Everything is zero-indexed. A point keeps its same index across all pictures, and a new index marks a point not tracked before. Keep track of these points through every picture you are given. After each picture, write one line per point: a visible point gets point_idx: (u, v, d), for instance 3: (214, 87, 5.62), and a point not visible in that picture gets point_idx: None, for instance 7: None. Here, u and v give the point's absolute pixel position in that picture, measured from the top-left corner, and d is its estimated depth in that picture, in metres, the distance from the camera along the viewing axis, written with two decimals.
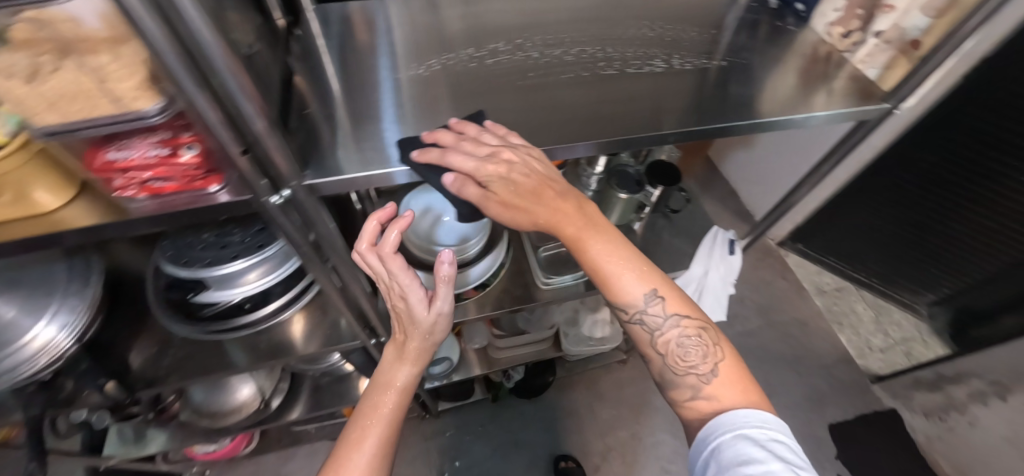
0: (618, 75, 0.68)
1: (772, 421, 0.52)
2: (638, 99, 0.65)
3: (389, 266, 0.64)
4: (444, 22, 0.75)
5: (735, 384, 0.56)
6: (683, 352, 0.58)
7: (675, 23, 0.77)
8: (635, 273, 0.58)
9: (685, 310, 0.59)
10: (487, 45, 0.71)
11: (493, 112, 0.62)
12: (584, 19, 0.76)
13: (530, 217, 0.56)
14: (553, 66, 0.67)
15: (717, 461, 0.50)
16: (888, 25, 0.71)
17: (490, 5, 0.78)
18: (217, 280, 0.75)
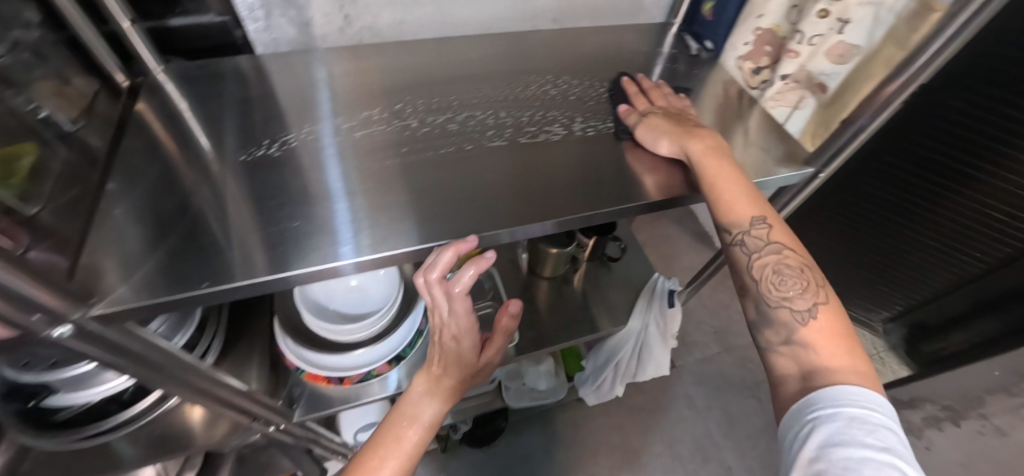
0: (507, 145, 0.59)
1: (881, 403, 0.42)
2: (529, 174, 0.57)
3: (452, 305, 0.59)
4: (319, 80, 0.64)
5: (836, 338, 0.47)
6: (781, 283, 0.50)
7: (584, 79, 0.69)
8: (747, 195, 0.54)
9: (787, 244, 0.52)
10: (363, 110, 0.62)
11: (358, 200, 0.52)
12: (479, 74, 0.67)
13: (665, 129, 0.59)
14: (432, 139, 0.59)
15: (814, 434, 0.41)
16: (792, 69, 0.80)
17: (376, 57, 0.68)
18: (69, 383, 0.63)
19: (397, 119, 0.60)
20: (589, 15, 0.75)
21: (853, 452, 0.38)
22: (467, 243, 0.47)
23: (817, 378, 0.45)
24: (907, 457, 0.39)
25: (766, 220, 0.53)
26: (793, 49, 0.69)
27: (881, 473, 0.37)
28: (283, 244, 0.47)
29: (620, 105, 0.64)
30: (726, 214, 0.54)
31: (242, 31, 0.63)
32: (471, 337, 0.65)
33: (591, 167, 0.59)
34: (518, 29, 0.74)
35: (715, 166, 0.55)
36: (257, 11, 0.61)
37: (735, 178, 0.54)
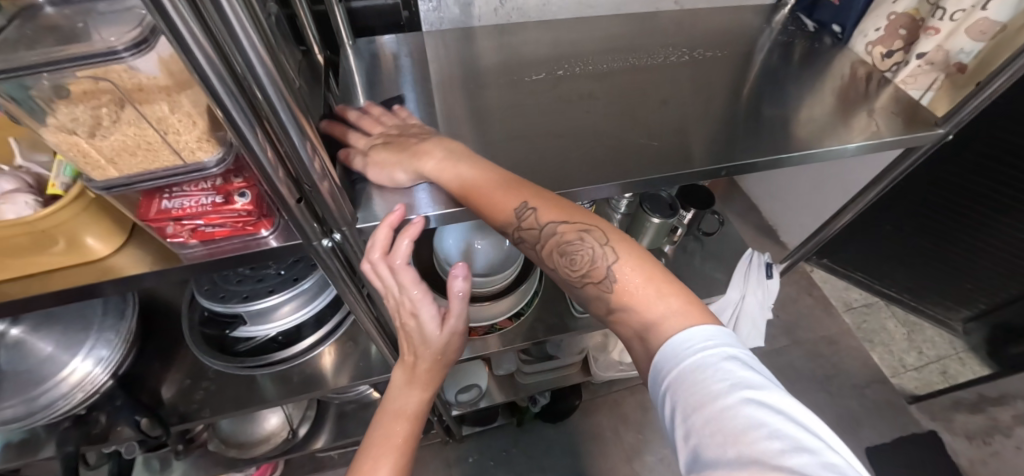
0: (657, 108, 0.68)
1: (719, 335, 0.41)
2: (678, 130, 0.65)
3: (397, 278, 0.54)
4: (479, 53, 0.74)
5: (654, 280, 0.46)
6: (570, 260, 0.49)
7: (714, 50, 0.77)
8: (502, 188, 0.52)
9: (563, 219, 0.50)
10: (524, 77, 0.71)
11: (532, 151, 0.61)
12: (619, 48, 0.75)
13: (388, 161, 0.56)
14: (589, 102, 0.68)
15: (673, 403, 0.39)
16: (932, 47, 0.71)
17: (525, 34, 0.77)
18: (253, 315, 0.74)
19: (560, 85, 0.70)
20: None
21: (707, 408, 0.36)
22: (415, 226, 0.52)
23: (659, 330, 0.43)
24: (761, 381, 0.38)
25: (530, 205, 0.51)
26: (928, 30, 0.71)
27: (740, 418, 0.35)
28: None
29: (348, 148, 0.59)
30: (492, 219, 0.52)
31: (409, 12, 0.73)
32: (430, 308, 0.59)
33: (732, 130, 0.66)
34: (643, 9, 0.80)
35: (480, 180, 0.53)
36: None
37: (489, 182, 0.52)
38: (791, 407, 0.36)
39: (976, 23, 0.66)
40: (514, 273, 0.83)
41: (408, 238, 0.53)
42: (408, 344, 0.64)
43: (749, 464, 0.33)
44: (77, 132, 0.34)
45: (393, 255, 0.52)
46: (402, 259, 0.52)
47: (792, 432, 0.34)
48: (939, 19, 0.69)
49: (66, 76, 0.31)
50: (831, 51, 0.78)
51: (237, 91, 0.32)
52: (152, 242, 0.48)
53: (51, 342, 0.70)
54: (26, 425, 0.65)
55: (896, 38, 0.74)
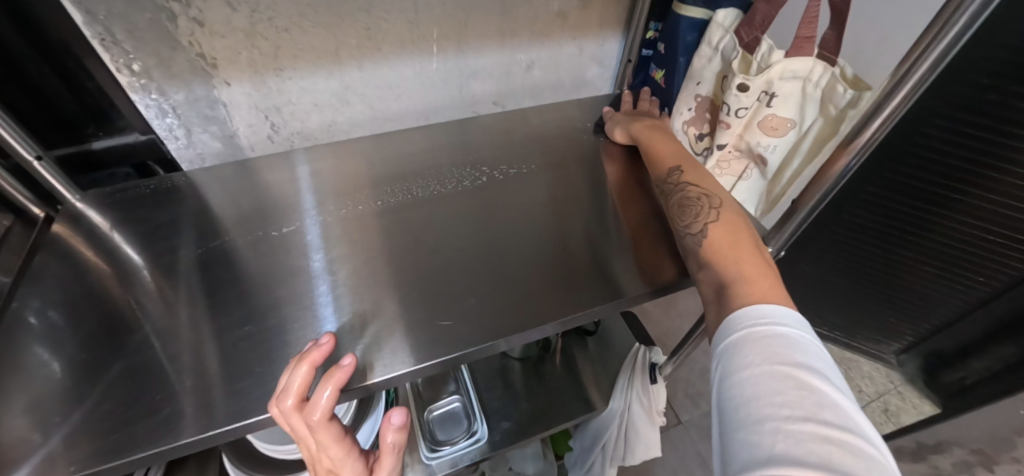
0: (480, 239, 0.56)
1: (784, 313, 0.37)
2: (499, 269, 0.52)
3: (314, 435, 0.38)
4: (255, 185, 0.61)
5: (736, 248, 0.44)
6: (682, 212, 0.50)
7: (531, 163, 0.66)
8: (673, 151, 0.58)
9: (700, 183, 0.52)
10: (310, 213, 0.58)
11: (290, 320, 0.47)
12: (436, 167, 0.64)
13: (622, 120, 0.67)
14: (388, 242, 0.55)
15: (717, 367, 0.37)
16: (731, 138, 0.57)
17: (318, 156, 0.64)
18: None
19: (331, 232, 0.56)
20: (529, 94, 0.72)
21: (738, 374, 0.34)
22: (342, 371, 0.38)
23: (727, 292, 0.41)
24: (816, 364, 0.34)
25: (682, 168, 0.55)
26: (722, 122, 0.56)
27: (763, 385, 0.33)
28: (163, 398, 0.40)
29: (607, 108, 0.72)
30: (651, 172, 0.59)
31: (165, 149, 0.58)
32: (356, 460, 0.41)
33: (532, 268, 0.53)
34: (455, 118, 0.70)
35: (654, 141, 0.61)
36: (175, 129, 0.56)
37: (665, 140, 0.60)
38: (846, 405, 0.31)
39: (764, 120, 0.51)
40: None
41: (329, 386, 0.38)
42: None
43: (755, 426, 0.31)
44: None
45: (308, 410, 0.37)
46: (322, 417, 0.37)
47: (821, 413, 0.30)
48: (726, 114, 0.55)
49: None
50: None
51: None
52: None
53: None
54: None
55: (705, 122, 0.61)
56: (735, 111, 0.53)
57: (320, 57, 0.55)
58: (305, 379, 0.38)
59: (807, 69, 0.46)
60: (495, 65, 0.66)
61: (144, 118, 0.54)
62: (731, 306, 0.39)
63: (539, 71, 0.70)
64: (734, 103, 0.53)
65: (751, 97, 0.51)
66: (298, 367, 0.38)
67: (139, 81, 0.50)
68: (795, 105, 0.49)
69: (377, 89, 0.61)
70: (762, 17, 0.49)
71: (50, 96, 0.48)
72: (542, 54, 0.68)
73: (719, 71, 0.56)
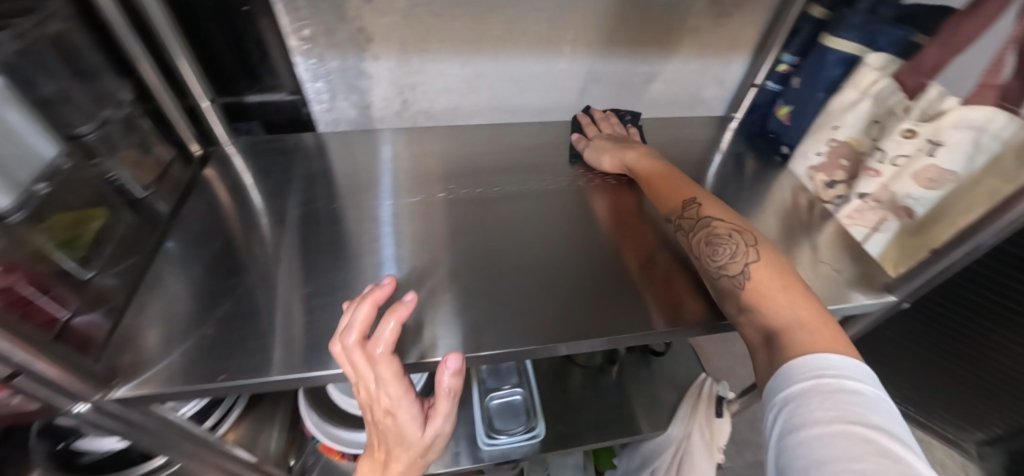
0: (584, 241, 0.56)
1: (852, 368, 0.32)
2: (600, 270, 0.53)
3: (376, 370, 0.38)
4: (376, 157, 0.64)
5: (788, 291, 0.39)
6: (714, 252, 0.44)
7: (637, 174, 0.67)
8: (678, 182, 0.53)
9: (724, 217, 0.47)
10: (426, 192, 0.61)
11: (405, 284, 0.50)
12: (542, 164, 0.66)
13: (608, 148, 0.62)
14: (498, 228, 0.57)
15: (775, 424, 0.31)
16: (875, 187, 0.55)
17: (434, 137, 0.68)
18: None
19: (437, 213, 0.58)
20: (643, 106, 0.72)
21: (802, 431, 0.29)
22: (404, 306, 0.39)
23: (782, 341, 0.35)
24: (893, 426, 0.28)
25: (698, 200, 0.50)
26: (868, 170, 0.55)
27: (833, 447, 0.27)
28: (290, 338, 0.45)
29: (573, 134, 0.67)
30: (664, 206, 0.52)
31: (308, 109, 0.64)
32: (411, 404, 0.40)
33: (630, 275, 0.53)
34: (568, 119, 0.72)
35: (658, 171, 0.56)
36: (323, 93, 0.61)
37: (667, 171, 0.55)
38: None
39: (920, 169, 0.50)
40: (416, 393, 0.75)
41: (393, 319, 0.40)
42: (380, 437, 0.44)
43: None
44: None
45: (374, 341, 0.39)
46: (385, 349, 0.38)
47: None
48: (878, 160, 0.53)
49: None
50: (776, 173, 0.68)
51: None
52: None
53: None
54: None
55: (838, 168, 0.60)
56: (892, 158, 0.52)
57: (462, 46, 0.59)
58: (369, 311, 0.39)
59: (986, 118, 0.44)
60: (618, 74, 0.67)
61: (301, 80, 0.59)
62: (781, 357, 0.34)
63: (659, 85, 0.70)
64: (893, 149, 0.52)
65: (915, 144, 0.50)
66: (364, 302, 0.39)
67: (306, 46, 0.55)
68: (963, 155, 0.46)
69: (504, 81, 0.64)
70: (933, 65, 0.49)
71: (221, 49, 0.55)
72: (667, 68, 0.68)
73: (870, 115, 0.55)
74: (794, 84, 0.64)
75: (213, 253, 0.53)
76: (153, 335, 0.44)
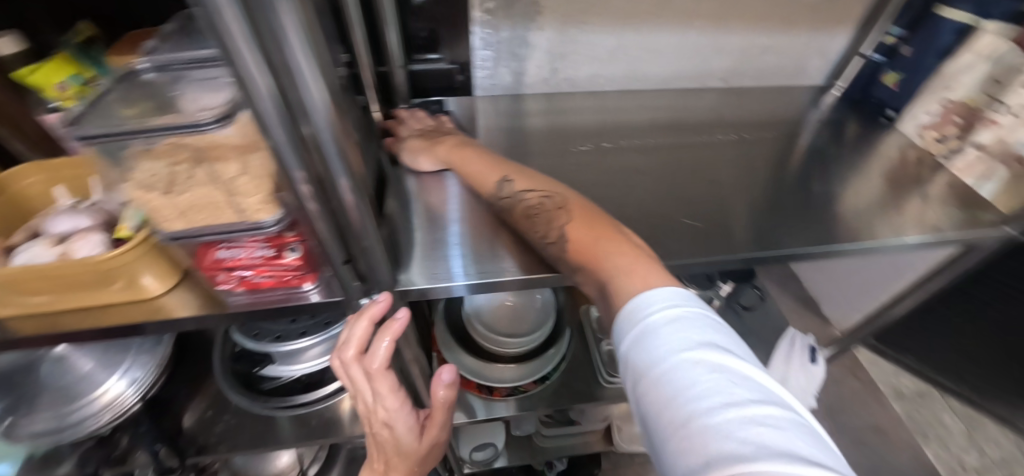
0: (723, 185, 0.65)
1: (667, 297, 0.37)
2: (741, 205, 0.62)
3: (374, 386, 0.50)
4: (525, 116, 0.73)
5: (602, 243, 0.45)
6: (535, 224, 0.51)
7: (760, 133, 0.75)
8: (494, 164, 0.60)
9: (536, 186, 0.54)
10: (580, 145, 0.69)
11: None
12: (669, 124, 0.75)
13: (418, 147, 0.65)
14: (646, 172, 0.66)
15: (629, 371, 0.35)
16: (992, 138, 0.63)
17: (573, 100, 0.76)
18: (282, 356, 0.74)
19: (601, 162, 0.67)
20: (755, 76, 0.80)
21: (650, 375, 0.33)
22: (398, 324, 0.48)
23: (610, 291, 0.41)
24: (712, 339, 0.34)
25: (509, 176, 0.57)
26: (987, 121, 0.63)
27: (676, 380, 0.31)
28: (500, 253, 0.56)
29: (385, 138, 0.68)
30: (481, 192, 0.59)
31: (465, 76, 0.72)
32: (408, 415, 0.54)
33: (769, 211, 0.62)
34: (687, 88, 0.80)
35: (463, 158, 0.62)
36: (489, 60, 0.71)
37: (482, 155, 0.61)
38: (752, 376, 0.32)
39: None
40: (541, 338, 0.83)
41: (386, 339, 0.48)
42: (378, 447, 0.58)
43: (681, 430, 0.29)
44: (155, 189, 0.37)
45: (370, 359, 0.48)
46: (380, 365, 0.48)
47: (732, 394, 0.30)
48: (997, 111, 0.61)
49: (154, 137, 0.34)
50: (881, 133, 0.76)
51: (286, 127, 0.30)
52: (171, 260, 0.49)
53: (91, 358, 0.78)
54: (59, 438, 0.73)
55: (950, 124, 0.68)
56: (1012, 109, 0.60)
57: (615, 19, 0.67)
58: (363, 340, 0.48)
59: None
60: (739, 45, 0.75)
61: (472, 47, 0.69)
62: (617, 302, 0.39)
63: (771, 56, 0.78)
64: (1014, 100, 0.59)
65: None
66: (350, 326, 0.47)
67: (487, 17, 0.65)
68: None
69: (643, 50, 0.72)
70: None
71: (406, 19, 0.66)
72: (782, 40, 0.76)
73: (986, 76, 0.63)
74: (904, 53, 0.71)
75: (415, 193, 0.63)
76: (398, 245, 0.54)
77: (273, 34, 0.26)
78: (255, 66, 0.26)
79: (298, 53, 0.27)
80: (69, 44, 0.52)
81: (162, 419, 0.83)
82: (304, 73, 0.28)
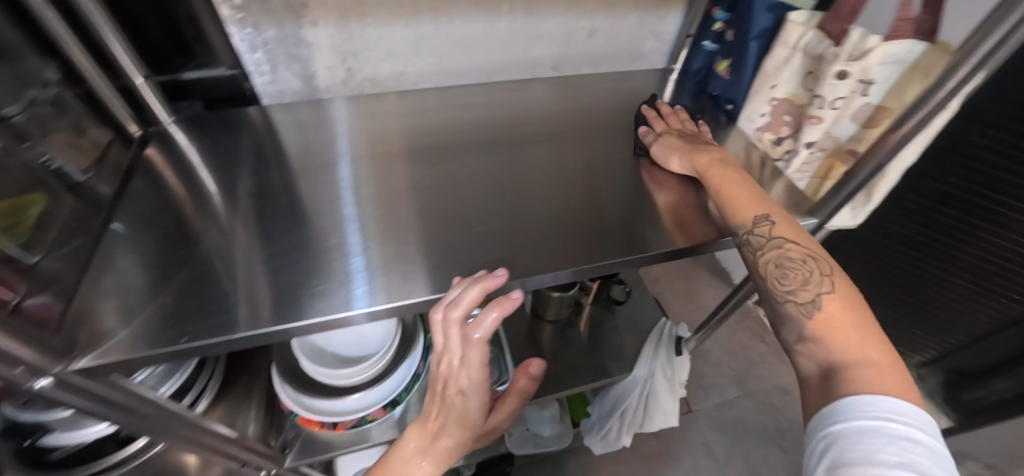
0: (534, 190, 0.60)
1: (915, 416, 0.34)
2: (542, 211, 0.58)
3: (464, 354, 0.50)
4: (329, 126, 0.66)
5: (858, 328, 0.40)
6: (781, 275, 0.45)
7: (587, 125, 0.70)
8: (751, 195, 0.51)
9: (796, 239, 0.46)
10: (373, 163, 0.62)
11: (369, 243, 0.53)
12: (492, 123, 0.68)
13: (680, 147, 0.60)
14: (451, 182, 0.60)
15: (833, 452, 0.34)
16: (819, 135, 0.57)
17: (383, 103, 0.68)
18: (62, 424, 0.63)
19: (400, 174, 0.61)
20: (586, 62, 0.75)
21: (866, 470, 0.31)
22: (511, 302, 0.46)
23: (840, 374, 0.37)
24: None
25: (770, 217, 0.48)
26: (810, 118, 0.56)
27: None
28: (247, 299, 0.47)
29: (641, 127, 0.66)
30: (728, 216, 0.51)
31: (250, 84, 0.65)
32: (483, 391, 0.55)
33: (582, 220, 0.57)
34: (518, 79, 0.74)
35: (723, 174, 0.54)
36: (263, 64, 0.62)
37: (745, 182, 0.52)
38: None
39: (858, 109, 0.52)
40: (388, 358, 0.77)
41: (492, 313, 0.48)
42: (439, 411, 0.57)
43: None
44: None
45: (474, 329, 0.48)
46: (480, 336, 0.48)
47: None
48: (819, 107, 0.54)
49: None
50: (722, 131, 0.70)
51: None
52: None
53: None
54: None
55: (783, 125, 0.62)
56: (830, 102, 0.53)
57: (401, 10, 0.59)
58: (482, 316, 0.48)
59: (908, 52, 0.46)
60: (559, 31, 0.69)
61: (237, 50, 0.60)
62: (839, 389, 0.36)
63: (599, 40, 0.72)
64: (830, 93, 0.52)
65: (848, 85, 0.50)
66: (467, 301, 0.45)
67: (239, 14, 0.56)
68: (893, 88, 0.49)
69: (448, 43, 0.65)
70: (850, 10, 0.49)
71: (143, 26, 0.54)
72: (606, 23, 0.70)
73: (802, 68, 0.56)
74: (729, 37, 0.66)
75: (167, 224, 0.53)
76: (135, 307, 0.44)
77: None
78: None
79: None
80: None
81: None
82: None
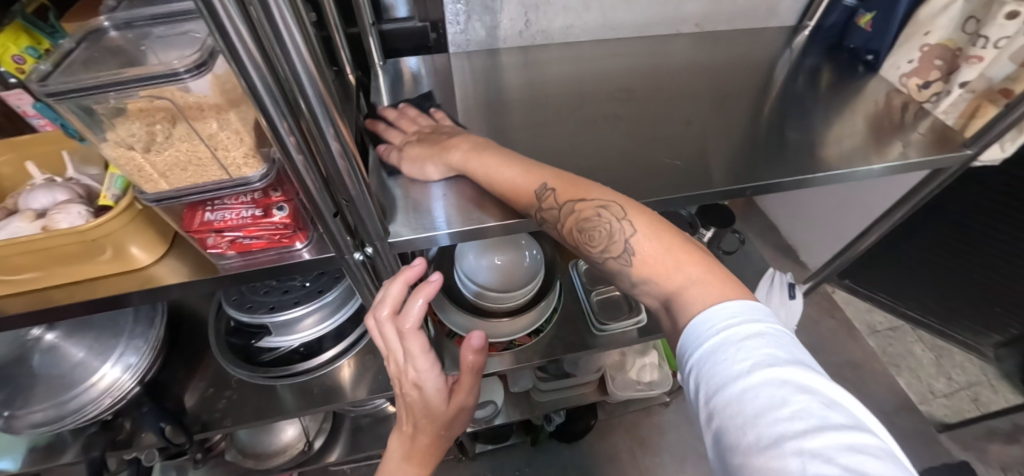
0: (698, 124, 0.66)
1: (750, 310, 0.35)
2: (712, 140, 0.64)
3: (406, 346, 0.51)
4: (502, 71, 0.74)
5: (672, 250, 0.41)
6: (590, 238, 0.45)
7: (732, 74, 0.76)
8: (524, 169, 0.50)
9: (581, 195, 0.46)
10: (547, 101, 0.69)
11: (567, 161, 0.60)
12: (645, 70, 0.75)
13: (420, 154, 0.57)
14: (618, 116, 0.67)
15: (698, 384, 0.33)
16: (975, 75, 0.63)
17: (547, 52, 0.77)
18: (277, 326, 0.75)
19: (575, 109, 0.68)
20: (725, 19, 0.81)
21: (726, 390, 0.30)
22: (431, 285, 0.48)
23: (676, 300, 0.38)
24: (796, 358, 0.31)
25: (549, 184, 0.48)
26: (970, 58, 0.64)
27: (766, 396, 0.29)
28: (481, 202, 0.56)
29: (379, 146, 0.61)
30: (515, 202, 0.50)
31: (438, 34, 0.74)
32: (438, 378, 0.54)
33: (747, 148, 0.63)
34: (662, 34, 0.81)
35: (471, 159, 0.54)
36: (460, 15, 0.72)
37: (505, 163, 0.51)
38: (842, 400, 0.29)
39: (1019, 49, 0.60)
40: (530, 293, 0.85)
41: (421, 297, 0.49)
42: (409, 415, 0.58)
43: (773, 448, 0.27)
44: (132, 148, 0.36)
45: (404, 319, 0.49)
46: (413, 322, 0.49)
47: (828, 419, 0.27)
48: (980, 47, 0.63)
49: (123, 96, 0.34)
50: (861, 79, 0.76)
51: (274, 95, 0.31)
52: (157, 227, 0.49)
53: (83, 347, 0.70)
54: (55, 429, 0.66)
55: (932, 69, 0.68)
56: (994, 41, 0.61)
57: None
58: (410, 300, 0.49)
59: None
60: None
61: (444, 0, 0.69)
62: (680, 320, 0.37)
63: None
64: (996, 33, 0.61)
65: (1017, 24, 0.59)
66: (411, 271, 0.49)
67: None
68: None
69: None
70: None
71: None
72: None
73: (962, 14, 0.65)
74: None
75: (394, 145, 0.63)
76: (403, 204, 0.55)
77: (262, 3, 0.27)
78: (237, 23, 0.26)
79: (277, 12, 0.28)
80: (14, 12, 0.43)
81: (162, 398, 0.83)
82: (292, 34, 0.29)
